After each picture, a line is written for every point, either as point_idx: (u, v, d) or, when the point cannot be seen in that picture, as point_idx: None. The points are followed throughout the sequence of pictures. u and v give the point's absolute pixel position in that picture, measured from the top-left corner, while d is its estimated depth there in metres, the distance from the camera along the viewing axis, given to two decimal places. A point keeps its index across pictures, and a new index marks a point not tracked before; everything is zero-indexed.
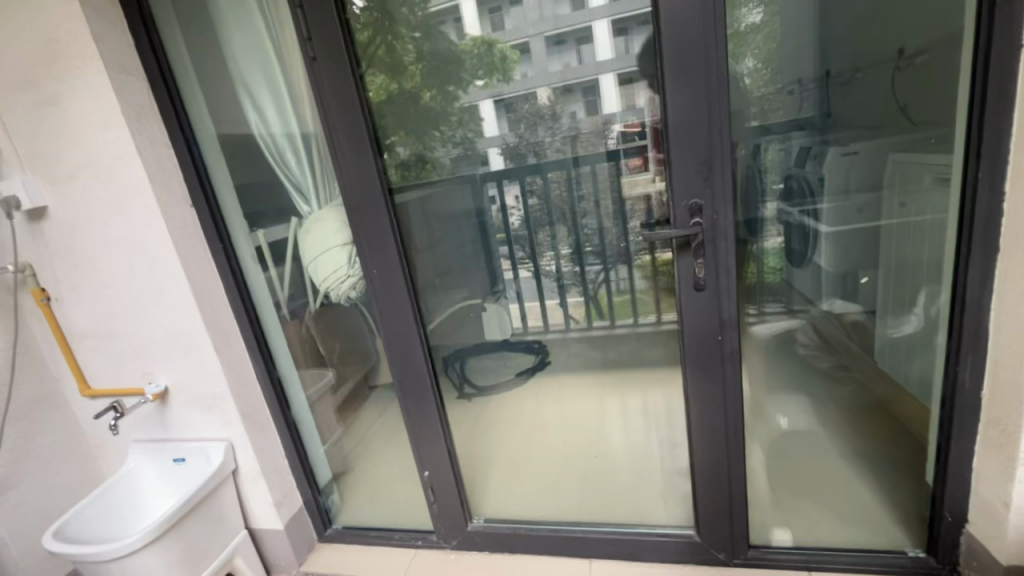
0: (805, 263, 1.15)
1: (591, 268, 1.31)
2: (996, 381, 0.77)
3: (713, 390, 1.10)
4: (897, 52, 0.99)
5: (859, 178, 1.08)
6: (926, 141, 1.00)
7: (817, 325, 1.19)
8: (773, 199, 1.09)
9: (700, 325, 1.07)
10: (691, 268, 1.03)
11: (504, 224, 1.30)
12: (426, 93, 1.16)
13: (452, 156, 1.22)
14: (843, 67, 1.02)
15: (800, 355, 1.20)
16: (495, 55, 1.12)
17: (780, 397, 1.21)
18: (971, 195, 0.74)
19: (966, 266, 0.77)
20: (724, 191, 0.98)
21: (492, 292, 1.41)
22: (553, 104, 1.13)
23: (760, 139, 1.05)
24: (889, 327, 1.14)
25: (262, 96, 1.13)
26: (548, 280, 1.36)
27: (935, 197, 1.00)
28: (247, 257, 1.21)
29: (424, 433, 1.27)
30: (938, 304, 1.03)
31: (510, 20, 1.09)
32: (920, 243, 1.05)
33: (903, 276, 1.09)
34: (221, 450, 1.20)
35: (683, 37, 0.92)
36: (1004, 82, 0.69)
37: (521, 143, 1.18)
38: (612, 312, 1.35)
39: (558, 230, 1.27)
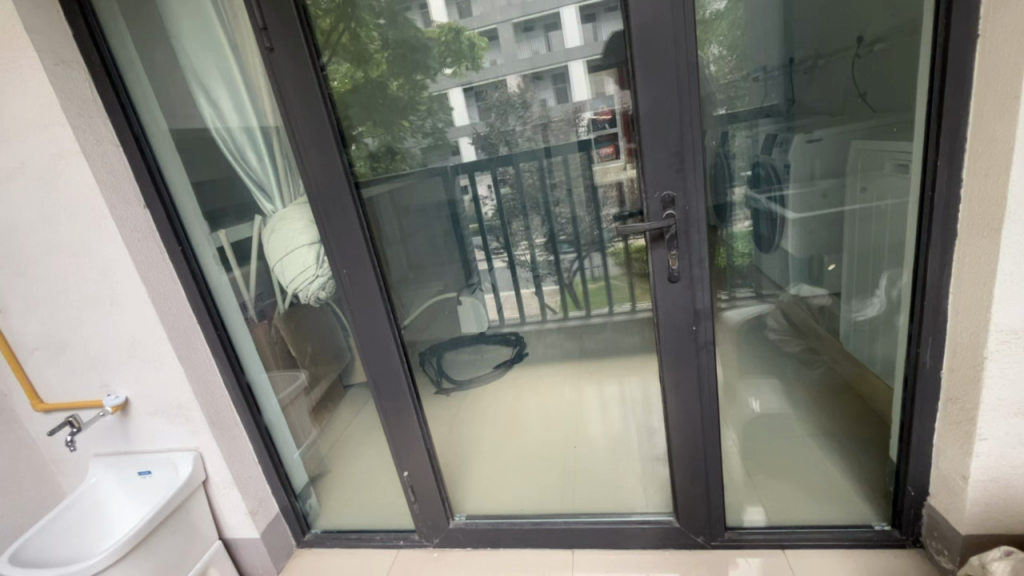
0: (773, 249, 1.16)
1: (566, 257, 1.30)
2: (955, 361, 0.80)
3: (688, 378, 1.12)
4: (857, 38, 1.00)
5: (825, 164, 1.10)
6: (888, 129, 1.04)
7: (786, 310, 1.21)
8: (742, 185, 1.11)
9: (675, 315, 1.08)
10: (664, 259, 1.03)
11: (476, 215, 1.27)
12: (393, 82, 1.13)
13: (422, 146, 1.18)
14: (807, 54, 1.02)
15: (771, 339, 1.22)
16: (463, 42, 1.09)
17: (752, 380, 1.24)
18: (932, 180, 0.76)
19: (926, 249, 0.79)
20: (695, 183, 0.98)
21: (467, 285, 1.39)
22: (522, 92, 1.11)
23: (727, 126, 1.07)
24: (854, 310, 1.18)
25: (217, 87, 1.07)
26: (524, 270, 1.35)
27: (898, 182, 1.05)
28: (209, 259, 1.16)
29: (402, 431, 1.25)
30: (900, 287, 1.09)
31: (477, 5, 1.07)
32: (882, 228, 1.10)
33: (865, 261, 1.14)
34: (189, 461, 1.16)
35: (653, 27, 0.91)
36: (963, 69, 0.70)
37: (492, 132, 1.16)
38: (588, 302, 1.36)
39: (531, 220, 1.26)
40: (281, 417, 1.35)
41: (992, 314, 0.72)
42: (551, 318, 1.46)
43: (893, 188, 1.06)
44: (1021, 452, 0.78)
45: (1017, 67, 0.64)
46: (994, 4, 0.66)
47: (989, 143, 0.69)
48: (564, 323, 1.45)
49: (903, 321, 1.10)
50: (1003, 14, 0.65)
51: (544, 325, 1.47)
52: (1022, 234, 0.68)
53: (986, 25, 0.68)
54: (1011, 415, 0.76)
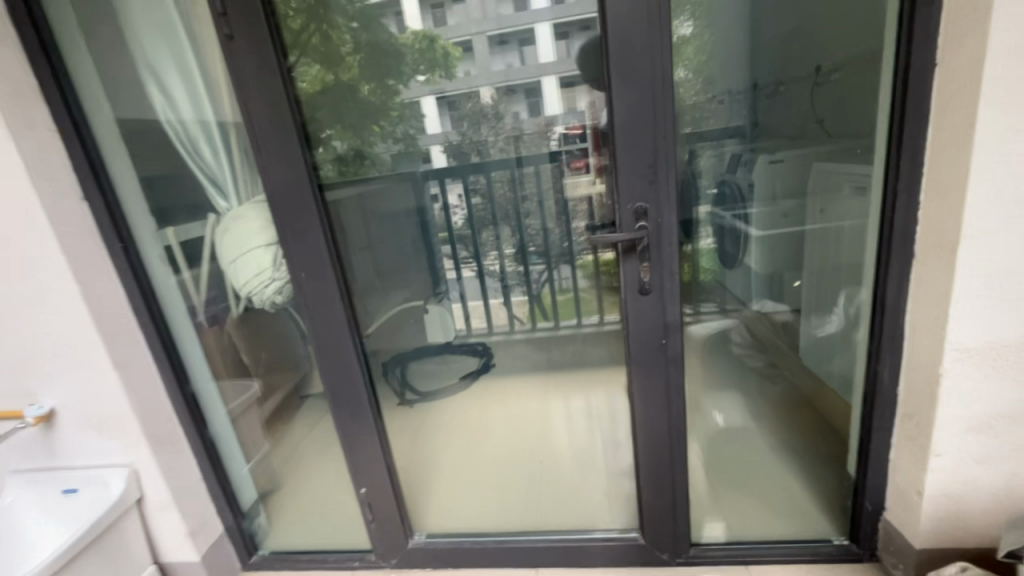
0: (736, 264, 1.20)
1: (536, 266, 1.32)
2: (911, 378, 0.83)
3: (656, 392, 1.11)
4: (815, 69, 1.06)
5: (784, 185, 1.17)
6: (854, 151, 1.05)
7: (749, 325, 1.26)
8: (706, 203, 1.12)
9: (645, 328, 1.07)
10: (635, 272, 1.03)
11: (446, 224, 1.26)
12: (365, 85, 1.08)
13: (393, 151, 1.15)
14: (767, 81, 1.08)
15: (735, 354, 1.26)
16: (437, 50, 1.07)
17: (716, 393, 1.25)
18: (892, 201, 0.79)
19: (885, 268, 0.82)
20: (666, 197, 0.99)
21: (436, 294, 1.42)
22: (496, 103, 1.10)
23: (693, 146, 1.07)
24: (814, 326, 1.23)
25: (170, 76, 1.00)
26: (493, 280, 1.38)
27: (853, 205, 1.08)
28: (155, 260, 1.08)
29: (359, 446, 1.19)
30: (855, 305, 1.10)
31: (453, 17, 1.06)
32: (837, 249, 1.13)
33: (822, 280, 1.18)
34: (122, 478, 1.06)
35: (628, 36, 0.91)
36: (922, 96, 0.73)
37: (464, 141, 1.14)
38: (556, 313, 1.43)
39: (501, 229, 1.27)
40: (231, 430, 1.26)
41: (948, 333, 0.74)
42: (522, 330, 1.51)
43: (846, 211, 1.10)
44: (973, 467, 0.80)
45: (972, 95, 0.67)
46: (951, 34, 0.69)
47: (945, 167, 0.72)
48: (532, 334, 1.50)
49: (861, 335, 1.08)
50: (957, 46, 0.68)
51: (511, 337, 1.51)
52: (975, 255, 0.71)
53: (943, 54, 0.71)
54: (963, 432, 0.78)
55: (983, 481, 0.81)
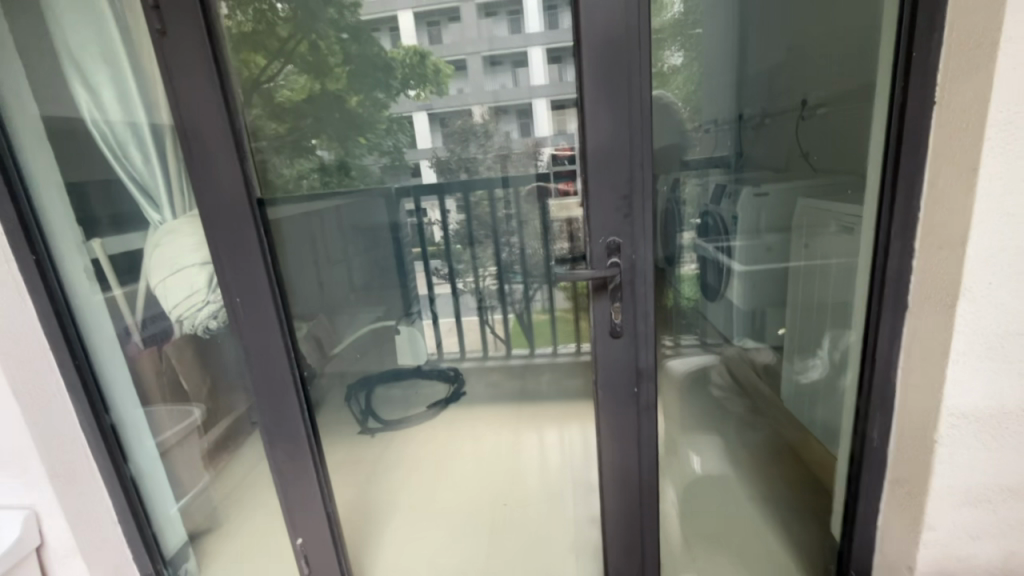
0: (718, 297, 1.15)
1: (508, 288, 1.54)
2: (902, 441, 0.76)
3: (626, 439, 1.03)
4: (801, 102, 1.03)
5: (769, 218, 1.15)
6: (846, 190, 1.01)
7: (731, 365, 1.20)
8: (690, 232, 1.06)
9: (616, 373, 0.99)
10: (606, 312, 0.95)
11: (419, 238, 1.49)
12: (353, 97, 1.21)
13: (380, 163, 1.33)
14: (754, 112, 1.04)
15: (714, 396, 1.19)
16: (427, 66, 1.23)
17: (693, 435, 1.17)
18: (885, 248, 0.74)
19: (877, 317, 0.76)
20: (638, 231, 0.92)
21: (407, 314, 1.69)
22: (484, 135, 1.28)
23: (678, 172, 1.00)
24: (799, 372, 1.19)
25: (103, 73, 0.91)
26: (467, 294, 1.62)
27: (841, 243, 1.03)
28: (78, 274, 0.97)
29: (297, 491, 1.07)
30: (840, 347, 1.06)
31: (449, 35, 1.19)
32: (824, 287, 1.10)
33: (806, 317, 1.16)
34: (18, 523, 0.93)
35: (603, 57, 0.84)
36: (919, 139, 0.69)
37: (451, 158, 1.32)
38: (532, 341, 1.61)
39: (480, 248, 1.48)
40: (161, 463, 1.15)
41: (944, 397, 0.68)
42: (491, 356, 1.74)
43: (832, 249, 1.06)
44: (967, 543, 0.74)
45: (975, 138, 0.61)
46: (950, 73, 0.65)
47: (943, 215, 0.67)
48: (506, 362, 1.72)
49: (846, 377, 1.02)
50: (957, 86, 0.64)
51: (483, 363, 1.74)
52: (975, 313, 0.65)
53: (942, 93, 0.66)
54: (956, 502, 0.72)
55: (978, 558, 0.75)
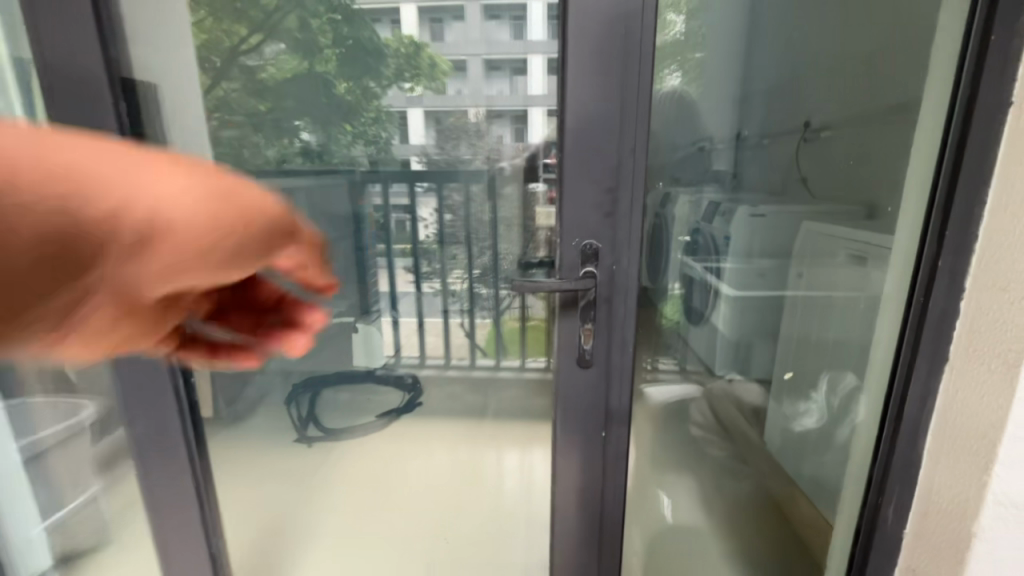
0: (702, 322, 0.99)
1: (481, 289, 1.21)
2: None
3: (587, 481, 0.88)
4: (804, 123, 0.90)
5: (764, 242, 0.96)
6: (858, 215, 0.92)
7: (714, 403, 1.03)
8: (679, 252, 0.92)
9: (581, 408, 0.84)
10: (574, 336, 0.80)
11: (383, 229, 1.22)
12: (342, 82, 1.05)
13: (369, 156, 1.11)
14: (753, 132, 0.90)
15: (692, 435, 1.03)
16: (422, 59, 1.03)
17: (668, 476, 1.03)
18: (929, 286, 0.75)
19: (910, 366, 0.77)
20: (613, 240, 0.77)
21: (365, 312, 1.35)
22: (468, 139, 1.08)
23: (668, 185, 0.87)
24: (790, 418, 1.05)
25: None
26: (432, 296, 1.29)
27: (853, 274, 0.94)
28: None
29: (168, 498, 0.97)
30: (839, 392, 0.97)
31: (451, 32, 1.02)
32: (821, 321, 0.99)
33: (803, 357, 1.03)
34: None
35: (595, 16, 0.69)
36: None
37: (442, 159, 1.10)
38: (499, 351, 1.31)
39: (458, 254, 1.20)
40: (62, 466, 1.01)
41: None
42: (452, 366, 1.40)
43: (839, 280, 0.95)
44: None
45: None
46: None
47: None
48: (468, 373, 1.38)
49: (858, 415, 0.92)
50: None
51: (444, 373, 1.40)
52: None
53: None
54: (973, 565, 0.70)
55: None
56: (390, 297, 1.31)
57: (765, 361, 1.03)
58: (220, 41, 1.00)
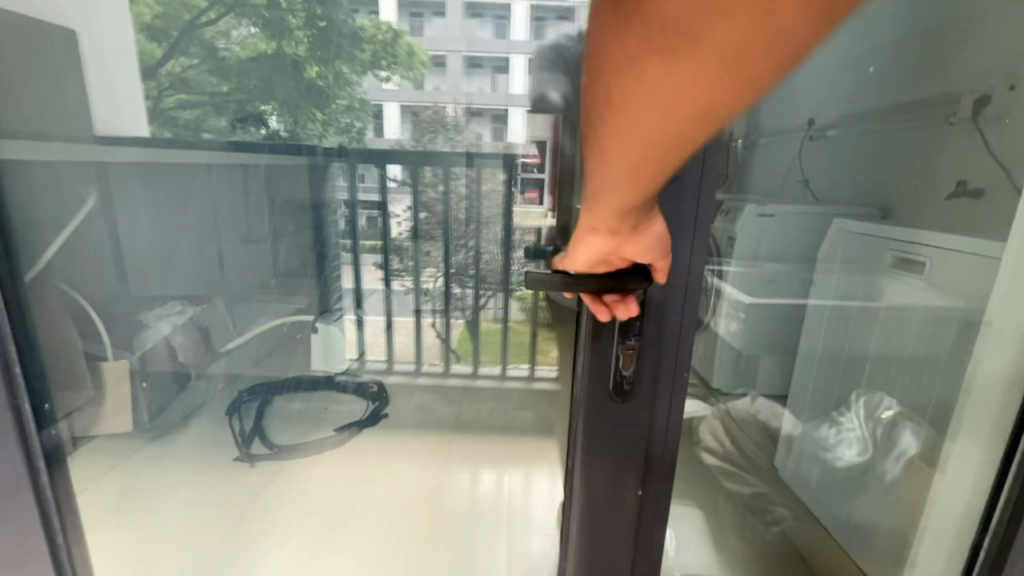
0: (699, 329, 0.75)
1: (455, 289, 1.36)
2: None
3: (609, 527, 0.72)
4: (809, 122, 0.80)
5: (770, 245, 0.91)
6: (870, 215, 0.89)
7: (740, 426, 0.92)
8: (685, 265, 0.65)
9: (612, 442, 0.68)
10: (611, 357, 0.64)
11: (355, 227, 1.44)
12: (313, 66, 1.13)
13: (334, 135, 1.26)
14: (774, 131, 0.72)
15: (716, 470, 0.87)
16: (400, 46, 1.00)
17: (680, 518, 0.81)
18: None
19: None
20: (669, 226, 0.60)
21: (324, 311, 1.48)
22: (441, 149, 1.15)
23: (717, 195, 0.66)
24: (824, 448, 0.94)
25: None
26: (399, 293, 1.51)
27: (894, 283, 0.86)
28: None
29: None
30: (879, 420, 0.88)
31: (430, 27, 0.93)
32: (841, 333, 0.94)
33: (819, 369, 0.97)
34: None
35: None
36: None
37: (419, 147, 1.19)
38: (477, 355, 1.45)
39: (420, 254, 1.42)
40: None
41: None
42: (423, 372, 1.49)
43: (860, 289, 0.91)
44: None
45: None
46: None
47: None
48: (442, 380, 1.46)
49: (908, 446, 0.81)
50: None
51: (414, 379, 1.47)
52: None
53: None
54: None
55: None
56: (356, 295, 1.50)
57: (767, 373, 0.98)
58: (177, 13, 0.96)
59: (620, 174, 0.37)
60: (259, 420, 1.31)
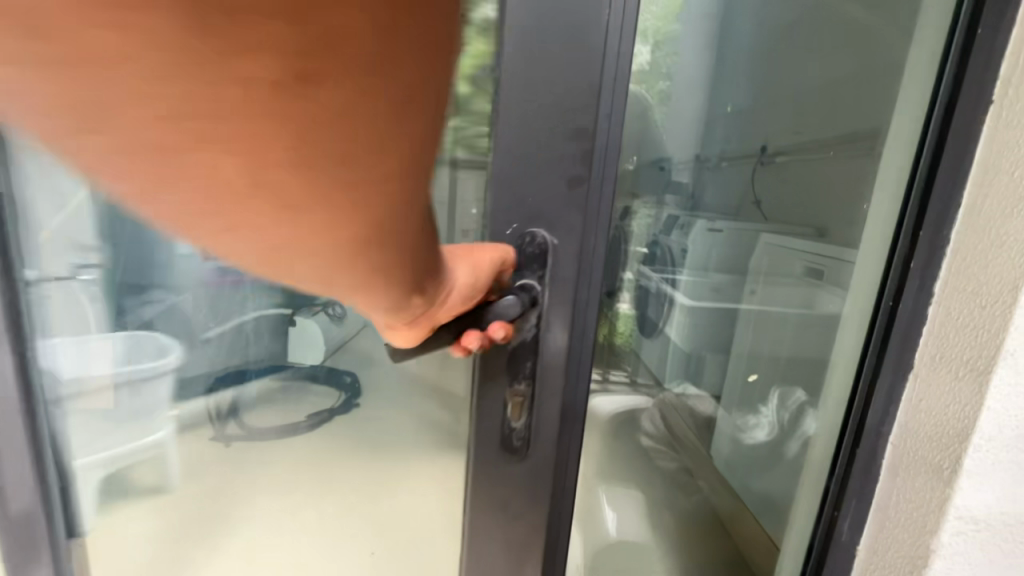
0: (656, 334, 0.92)
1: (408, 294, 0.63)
2: None
3: (493, 557, 0.83)
4: (761, 147, 0.89)
5: (720, 258, 0.94)
6: (807, 233, 0.92)
7: (666, 413, 0.98)
8: (635, 264, 0.84)
9: (503, 480, 0.79)
10: (501, 407, 0.75)
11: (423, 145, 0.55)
12: None
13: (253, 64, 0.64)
14: (714, 151, 0.89)
15: (643, 446, 0.97)
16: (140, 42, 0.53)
17: (613, 485, 0.95)
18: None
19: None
20: (568, 248, 0.70)
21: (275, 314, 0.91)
22: None
23: (627, 199, 0.80)
24: (740, 428, 1.01)
25: None
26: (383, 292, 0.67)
27: (801, 290, 0.94)
28: None
29: None
30: (788, 406, 0.97)
31: None
32: (763, 345, 0.97)
33: (746, 381, 1.00)
34: None
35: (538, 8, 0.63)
36: None
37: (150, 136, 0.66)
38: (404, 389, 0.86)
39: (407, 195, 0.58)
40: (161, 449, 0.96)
41: None
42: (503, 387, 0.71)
43: (779, 297, 0.95)
44: None
45: None
46: None
47: None
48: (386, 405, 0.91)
49: (809, 427, 0.92)
50: None
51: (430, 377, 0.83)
52: None
53: None
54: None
55: None
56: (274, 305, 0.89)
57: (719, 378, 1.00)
58: None
59: (228, 212, 0.25)
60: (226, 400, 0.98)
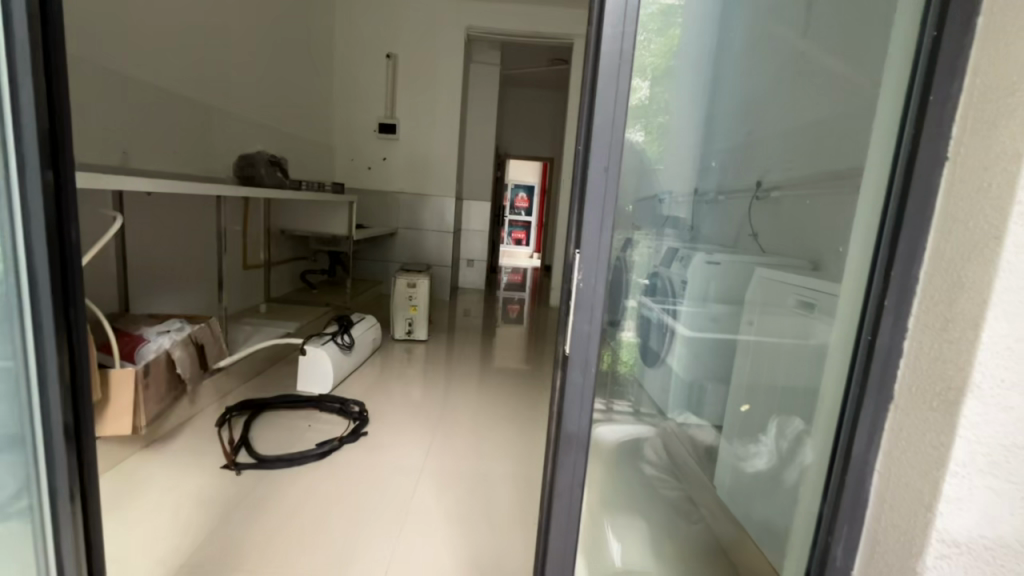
0: (657, 363, 0.95)
1: None
2: (880, 547, 0.61)
3: None
4: (755, 182, 0.94)
5: (718, 289, 0.98)
6: (806, 266, 0.94)
7: (668, 442, 1.02)
8: (637, 294, 0.85)
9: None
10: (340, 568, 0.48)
11: None
12: None
13: None
14: (711, 186, 0.92)
15: (644, 473, 1.00)
16: None
17: (619, 515, 0.98)
18: (875, 324, 0.63)
19: (856, 408, 0.64)
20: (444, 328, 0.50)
21: None
22: None
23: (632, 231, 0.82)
24: (741, 457, 1.04)
25: None
26: None
27: (798, 323, 0.94)
28: None
29: None
30: (788, 438, 0.95)
31: None
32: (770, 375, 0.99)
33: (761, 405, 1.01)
34: None
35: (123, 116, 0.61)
36: (939, 147, 0.59)
37: None
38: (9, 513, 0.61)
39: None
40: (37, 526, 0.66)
41: (946, 468, 0.53)
42: None
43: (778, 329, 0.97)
44: None
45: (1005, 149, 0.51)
46: (986, 54, 0.55)
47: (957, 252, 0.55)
48: None
49: (806, 458, 0.91)
50: (987, 80, 0.54)
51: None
52: (993, 368, 0.52)
53: (973, 81, 0.56)
54: None
55: None
56: None
57: (717, 402, 1.05)
58: None
59: None
60: (52, 447, 0.63)
